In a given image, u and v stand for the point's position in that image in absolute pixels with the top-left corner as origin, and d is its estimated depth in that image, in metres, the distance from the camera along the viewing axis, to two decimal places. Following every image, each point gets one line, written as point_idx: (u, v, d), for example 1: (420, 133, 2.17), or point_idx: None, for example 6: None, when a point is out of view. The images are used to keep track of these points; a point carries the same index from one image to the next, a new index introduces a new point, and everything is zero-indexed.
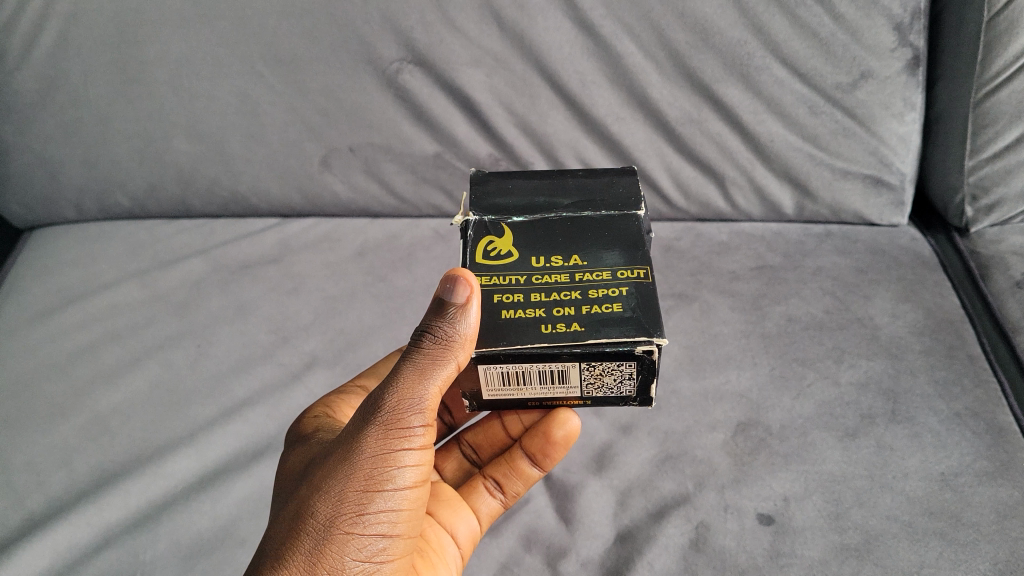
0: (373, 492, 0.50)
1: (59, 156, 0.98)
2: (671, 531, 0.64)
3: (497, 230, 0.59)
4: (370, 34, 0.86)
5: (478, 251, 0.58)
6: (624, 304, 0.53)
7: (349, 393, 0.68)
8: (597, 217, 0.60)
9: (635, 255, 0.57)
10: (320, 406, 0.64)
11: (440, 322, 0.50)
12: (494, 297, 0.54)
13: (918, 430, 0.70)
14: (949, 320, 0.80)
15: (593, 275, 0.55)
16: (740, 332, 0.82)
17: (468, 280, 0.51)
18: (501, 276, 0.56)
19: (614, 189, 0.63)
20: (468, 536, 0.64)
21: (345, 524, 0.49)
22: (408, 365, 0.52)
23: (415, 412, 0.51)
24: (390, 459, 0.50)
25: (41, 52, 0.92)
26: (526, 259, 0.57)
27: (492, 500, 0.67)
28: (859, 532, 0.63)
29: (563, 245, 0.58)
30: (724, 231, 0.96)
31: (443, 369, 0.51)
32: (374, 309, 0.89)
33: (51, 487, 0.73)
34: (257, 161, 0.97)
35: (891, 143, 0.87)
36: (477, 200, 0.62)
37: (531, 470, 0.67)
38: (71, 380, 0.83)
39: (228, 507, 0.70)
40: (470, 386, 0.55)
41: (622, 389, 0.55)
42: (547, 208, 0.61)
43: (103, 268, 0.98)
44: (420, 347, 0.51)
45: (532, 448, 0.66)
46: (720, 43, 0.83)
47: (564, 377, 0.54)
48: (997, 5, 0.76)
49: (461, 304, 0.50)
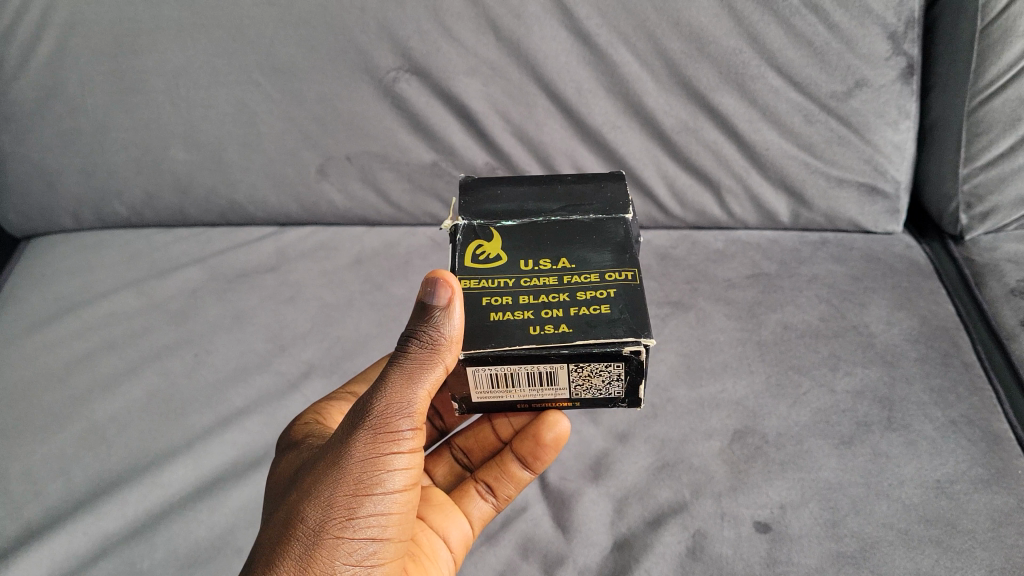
0: (363, 496, 0.50)
1: (56, 165, 0.98)
2: (668, 540, 0.64)
3: (485, 234, 0.60)
4: (367, 44, 0.87)
5: (467, 255, 0.58)
6: (612, 306, 0.53)
7: (339, 399, 0.68)
8: (585, 220, 0.61)
9: (623, 257, 0.57)
10: (311, 413, 0.65)
11: (426, 326, 0.50)
12: (483, 300, 0.54)
13: (912, 438, 0.70)
14: (944, 327, 0.81)
15: (581, 277, 0.56)
16: (735, 340, 0.82)
17: (448, 281, 0.51)
18: (490, 279, 0.56)
19: (603, 194, 0.63)
20: (460, 540, 0.64)
21: (335, 528, 0.49)
22: (395, 369, 0.52)
23: (404, 416, 0.51)
24: (379, 463, 0.50)
25: (39, 62, 0.92)
26: (515, 262, 0.57)
27: (483, 504, 0.67)
28: (855, 540, 0.63)
29: (551, 248, 0.58)
30: (720, 239, 0.96)
31: (431, 373, 0.51)
32: (370, 317, 0.89)
33: (48, 496, 0.73)
34: (254, 170, 0.97)
35: (885, 151, 0.87)
36: (467, 205, 0.62)
37: (522, 473, 0.67)
38: (68, 389, 0.83)
39: (226, 517, 0.70)
40: (459, 389, 0.55)
41: (611, 390, 0.56)
42: (537, 212, 0.62)
43: (100, 277, 0.98)
44: (407, 352, 0.51)
45: (523, 450, 0.66)
46: (715, 52, 0.83)
47: (552, 378, 0.54)
48: (991, 14, 0.77)
49: (444, 306, 0.50)
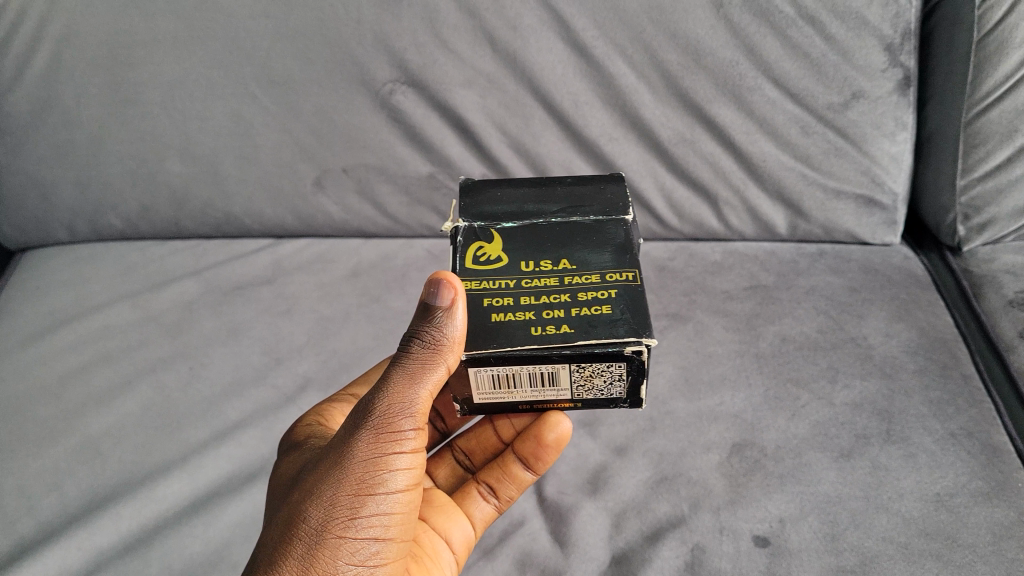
0: (366, 496, 0.50)
1: (51, 177, 0.98)
2: (666, 554, 0.64)
3: (487, 236, 0.59)
4: (363, 56, 0.87)
5: (467, 257, 0.58)
6: (613, 307, 0.53)
7: (340, 401, 0.68)
8: (586, 221, 0.60)
9: (623, 259, 0.57)
10: (312, 414, 0.64)
11: (427, 327, 0.50)
12: (485, 301, 0.54)
13: (912, 451, 0.70)
14: (943, 339, 0.80)
15: (582, 278, 0.55)
16: (733, 352, 0.82)
17: (451, 283, 0.51)
18: (491, 280, 0.56)
19: (604, 196, 0.63)
20: (463, 541, 0.64)
21: (338, 528, 0.49)
22: (398, 369, 0.51)
23: (406, 415, 0.51)
24: (381, 463, 0.50)
25: (34, 74, 0.92)
26: (516, 264, 0.57)
27: (486, 505, 0.67)
28: (855, 555, 0.62)
29: (552, 250, 0.58)
30: (718, 250, 0.96)
31: (433, 373, 0.50)
32: (366, 330, 0.89)
33: (41, 510, 0.72)
34: (250, 182, 0.96)
35: (883, 163, 0.87)
36: (467, 207, 0.62)
37: (524, 473, 0.67)
38: (62, 402, 0.83)
39: (221, 532, 0.69)
40: (461, 390, 0.55)
41: (613, 390, 0.55)
42: (537, 213, 0.61)
43: (95, 290, 0.98)
44: (409, 352, 0.51)
45: (525, 451, 0.66)
46: (713, 64, 0.83)
47: (554, 379, 0.54)
48: (987, 25, 0.77)
49: (447, 307, 0.50)
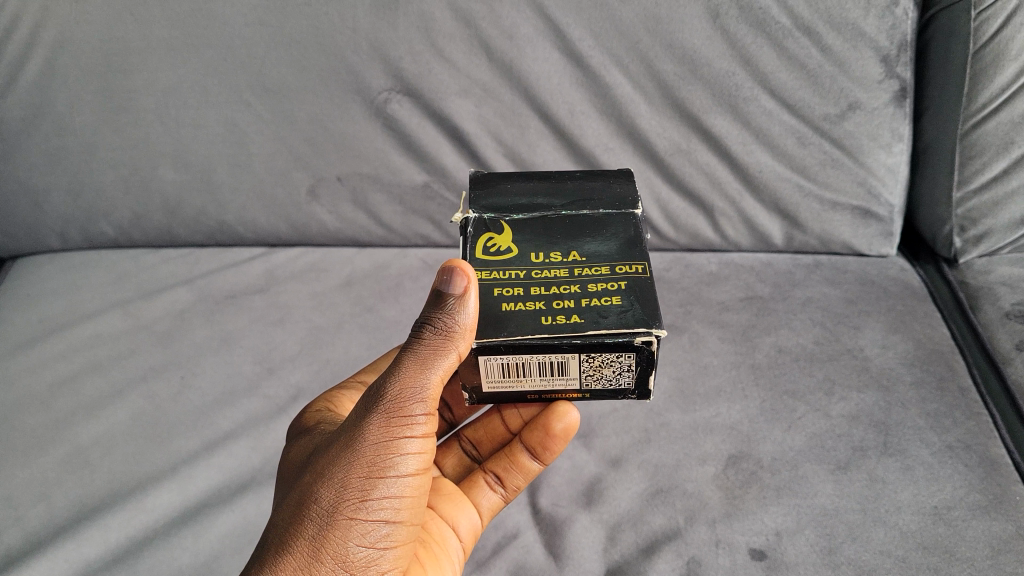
0: (377, 478, 0.49)
1: (44, 185, 0.97)
2: (661, 567, 0.63)
3: (496, 227, 0.59)
4: (359, 64, 0.86)
5: (477, 247, 0.57)
6: (622, 298, 0.52)
7: (350, 389, 0.67)
8: (596, 214, 0.60)
9: (632, 250, 0.56)
10: (322, 401, 0.64)
11: (440, 314, 0.49)
12: (494, 290, 0.53)
13: (909, 463, 0.69)
14: (939, 352, 0.80)
15: (592, 269, 0.55)
16: (729, 364, 0.81)
17: (464, 270, 0.50)
18: (501, 270, 0.55)
19: (612, 189, 0.62)
20: (470, 531, 0.64)
21: (349, 510, 0.48)
22: (409, 355, 0.51)
23: (417, 400, 0.50)
24: (392, 446, 0.49)
25: (26, 80, 0.91)
26: (526, 254, 0.57)
27: (492, 494, 0.66)
28: (853, 568, 0.62)
29: (561, 242, 0.58)
30: (713, 261, 0.95)
31: (445, 359, 0.50)
32: (360, 339, 0.88)
33: (28, 521, 0.71)
34: (244, 190, 0.96)
35: (879, 174, 0.86)
36: (476, 199, 0.61)
37: (530, 464, 0.66)
38: (52, 412, 0.82)
39: (210, 543, 0.68)
40: (470, 378, 0.54)
41: (621, 381, 0.55)
42: (547, 206, 0.61)
43: (86, 298, 0.97)
44: (421, 338, 0.50)
45: (532, 441, 0.65)
46: (709, 74, 0.83)
47: (563, 368, 0.53)
48: (982, 38, 0.77)
49: (459, 295, 0.49)
